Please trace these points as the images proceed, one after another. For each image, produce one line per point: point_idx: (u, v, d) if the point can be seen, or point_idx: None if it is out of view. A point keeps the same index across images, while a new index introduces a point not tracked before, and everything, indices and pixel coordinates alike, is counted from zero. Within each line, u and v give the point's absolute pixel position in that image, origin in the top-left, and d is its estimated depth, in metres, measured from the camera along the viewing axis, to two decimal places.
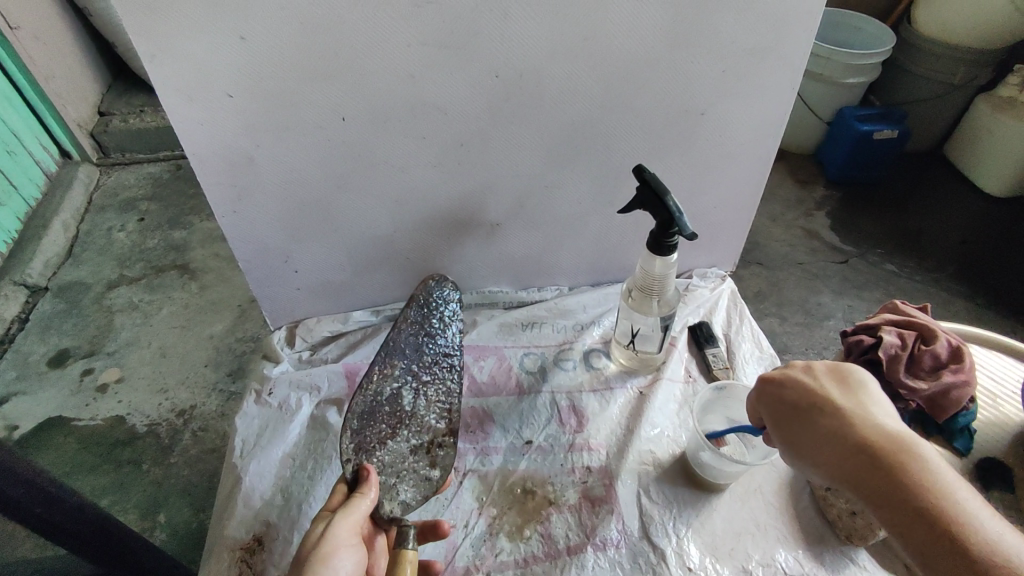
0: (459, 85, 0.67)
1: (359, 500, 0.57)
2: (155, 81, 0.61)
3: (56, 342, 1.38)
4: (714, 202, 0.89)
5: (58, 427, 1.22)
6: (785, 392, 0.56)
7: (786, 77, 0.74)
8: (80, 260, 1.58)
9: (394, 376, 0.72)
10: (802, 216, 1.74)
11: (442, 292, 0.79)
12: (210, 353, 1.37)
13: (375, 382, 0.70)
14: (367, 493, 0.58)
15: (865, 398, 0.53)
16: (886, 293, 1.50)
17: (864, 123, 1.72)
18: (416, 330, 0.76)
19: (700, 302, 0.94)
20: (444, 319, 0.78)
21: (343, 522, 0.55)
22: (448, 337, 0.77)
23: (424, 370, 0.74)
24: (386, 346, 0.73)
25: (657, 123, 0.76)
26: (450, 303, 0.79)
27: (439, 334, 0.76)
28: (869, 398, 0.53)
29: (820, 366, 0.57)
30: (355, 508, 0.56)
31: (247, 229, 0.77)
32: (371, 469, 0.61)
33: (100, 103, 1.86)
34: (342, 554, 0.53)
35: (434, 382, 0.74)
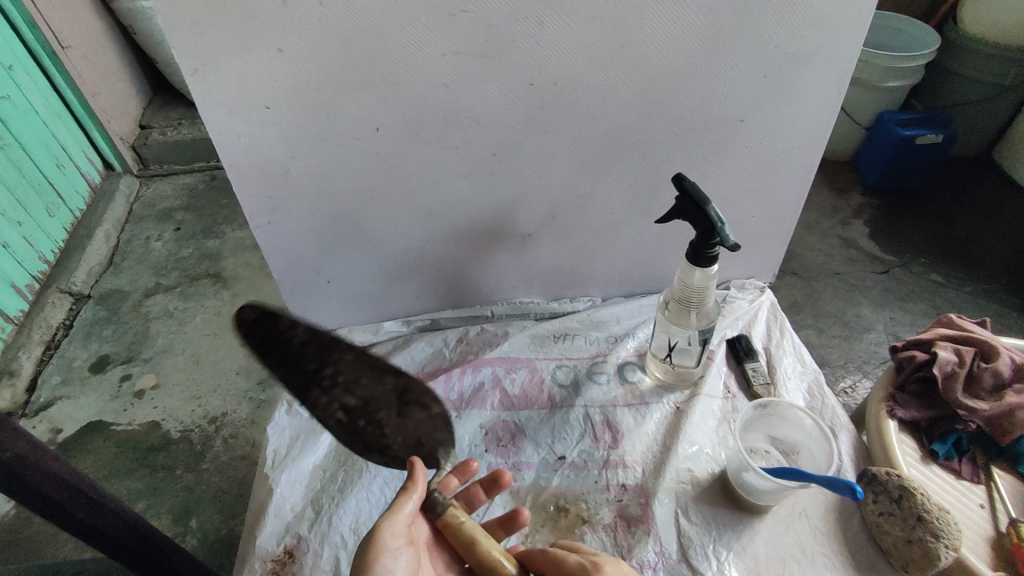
0: (494, 94, 0.66)
1: (404, 498, 0.54)
2: (196, 93, 0.61)
3: (96, 348, 1.41)
4: (752, 212, 0.86)
5: (96, 431, 1.24)
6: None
7: (833, 82, 0.71)
8: (119, 268, 1.62)
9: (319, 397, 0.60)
10: (840, 225, 1.68)
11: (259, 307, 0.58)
12: (242, 361, 1.38)
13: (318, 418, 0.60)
14: (411, 490, 0.54)
15: None
16: (931, 305, 1.44)
17: (907, 128, 1.66)
18: (282, 358, 0.58)
19: (739, 315, 0.91)
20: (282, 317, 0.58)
21: (388, 527, 0.52)
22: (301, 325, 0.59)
23: (327, 366, 0.60)
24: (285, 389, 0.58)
25: (697, 130, 0.74)
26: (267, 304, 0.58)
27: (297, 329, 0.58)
28: None
29: None
30: (400, 508, 0.53)
31: (281, 240, 0.77)
32: (416, 463, 0.56)
33: (141, 117, 1.91)
34: (390, 559, 0.52)
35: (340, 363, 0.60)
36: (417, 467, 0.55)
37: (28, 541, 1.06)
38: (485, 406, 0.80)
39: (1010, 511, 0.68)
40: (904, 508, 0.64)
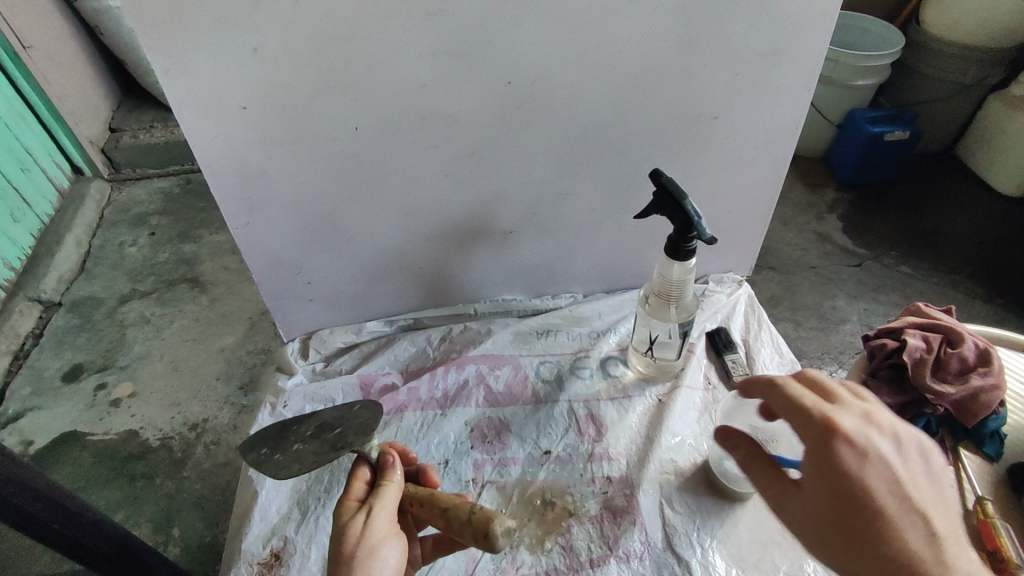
0: (472, 93, 0.67)
1: (389, 485, 0.56)
2: (170, 95, 0.61)
3: (70, 357, 1.38)
4: (728, 206, 0.88)
5: (71, 442, 1.22)
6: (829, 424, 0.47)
7: (802, 79, 0.73)
8: (92, 275, 1.59)
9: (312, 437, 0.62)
10: (813, 220, 1.72)
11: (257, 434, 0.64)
12: (222, 366, 1.36)
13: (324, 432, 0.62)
14: (394, 476, 0.57)
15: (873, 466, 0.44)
16: (902, 296, 1.49)
17: (875, 125, 1.70)
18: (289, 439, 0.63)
19: (717, 308, 0.93)
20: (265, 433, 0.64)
21: (380, 510, 0.54)
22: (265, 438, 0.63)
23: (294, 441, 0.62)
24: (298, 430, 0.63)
25: (673, 127, 0.75)
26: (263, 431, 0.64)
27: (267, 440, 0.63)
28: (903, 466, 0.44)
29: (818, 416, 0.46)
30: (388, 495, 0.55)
31: (260, 242, 0.77)
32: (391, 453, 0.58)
33: (111, 120, 1.88)
34: (385, 543, 0.52)
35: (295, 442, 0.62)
36: (394, 457, 0.58)
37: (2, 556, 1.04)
38: (469, 404, 0.81)
39: (977, 490, 0.70)
40: None
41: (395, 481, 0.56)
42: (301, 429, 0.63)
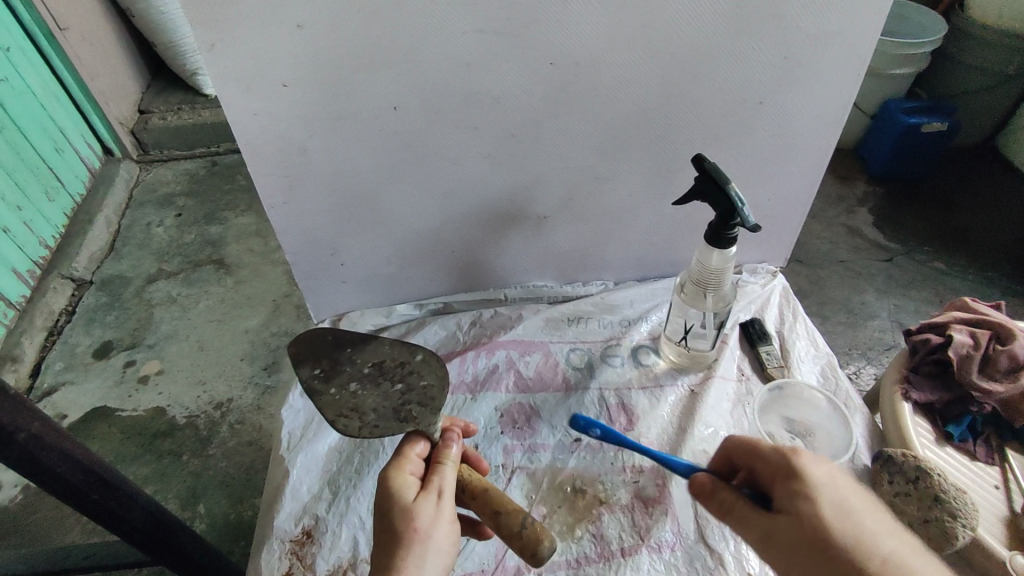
0: (515, 73, 0.65)
1: (452, 464, 0.54)
2: (213, 71, 0.61)
3: (99, 334, 1.41)
4: (768, 195, 0.86)
5: (101, 417, 1.24)
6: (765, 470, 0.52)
7: (853, 64, 0.71)
8: (121, 254, 1.61)
9: (375, 379, 0.60)
10: (844, 213, 1.68)
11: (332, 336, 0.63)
12: (247, 347, 1.38)
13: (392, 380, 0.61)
14: (453, 454, 0.55)
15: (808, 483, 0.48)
16: (935, 293, 1.45)
17: (912, 116, 1.65)
18: (357, 368, 0.61)
19: (752, 298, 0.91)
20: (337, 348, 0.62)
21: (444, 490, 0.52)
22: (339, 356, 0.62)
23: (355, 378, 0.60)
24: (367, 362, 0.62)
25: (716, 111, 0.73)
26: (337, 335, 0.63)
27: (339, 359, 0.62)
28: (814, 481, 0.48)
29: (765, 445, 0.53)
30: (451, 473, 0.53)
31: (296, 222, 0.77)
32: (454, 433, 0.57)
33: (140, 102, 1.89)
34: (448, 524, 0.51)
35: (357, 382, 0.60)
36: (455, 436, 0.56)
37: (35, 525, 1.06)
38: (499, 389, 0.81)
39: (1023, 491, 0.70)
40: (921, 489, 0.65)
41: (455, 460, 0.55)
42: (358, 367, 0.61)
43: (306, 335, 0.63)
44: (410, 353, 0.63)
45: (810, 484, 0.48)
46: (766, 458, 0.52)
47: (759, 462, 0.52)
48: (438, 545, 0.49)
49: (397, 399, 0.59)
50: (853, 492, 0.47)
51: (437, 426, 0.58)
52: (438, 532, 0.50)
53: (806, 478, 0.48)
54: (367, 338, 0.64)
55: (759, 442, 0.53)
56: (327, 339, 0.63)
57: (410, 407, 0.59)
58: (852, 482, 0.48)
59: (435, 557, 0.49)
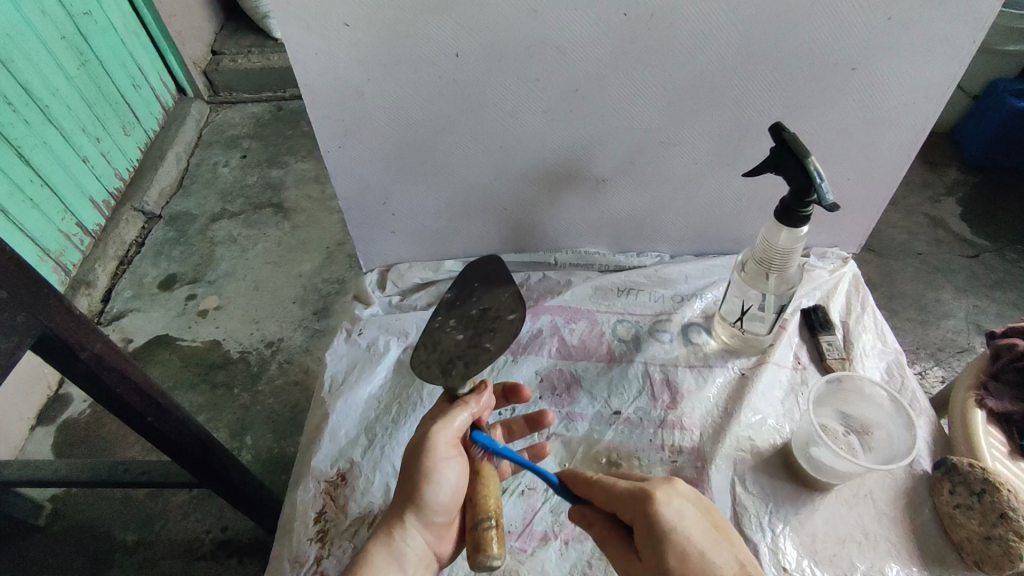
0: (584, 24, 0.61)
1: (458, 414, 0.56)
2: (278, 5, 0.59)
3: (165, 266, 1.47)
4: (848, 172, 0.79)
5: (163, 344, 1.31)
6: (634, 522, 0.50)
7: (967, 28, 0.63)
8: (189, 192, 1.66)
9: (455, 325, 0.62)
10: (927, 202, 1.55)
11: (489, 268, 0.66)
12: (299, 291, 1.41)
13: (467, 334, 0.61)
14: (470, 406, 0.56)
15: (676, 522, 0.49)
16: (1023, 295, 1.33)
17: (1020, 99, 1.48)
18: (467, 320, 0.63)
19: (818, 284, 0.85)
20: (485, 290, 0.65)
21: (440, 440, 0.54)
22: (480, 296, 0.64)
23: (463, 319, 0.63)
24: (475, 320, 0.62)
25: (801, 76, 0.67)
26: (495, 275, 0.66)
27: (471, 299, 0.64)
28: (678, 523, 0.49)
29: (623, 488, 0.51)
30: (453, 422, 0.55)
31: (351, 168, 0.76)
32: (485, 384, 0.59)
33: (214, 43, 1.93)
34: (445, 468, 0.55)
35: (459, 322, 0.63)
36: (484, 389, 0.58)
37: (101, 439, 1.14)
38: (542, 353, 0.79)
39: None
40: (985, 503, 0.60)
41: (468, 408, 0.56)
42: (474, 305, 0.64)
43: (482, 262, 0.67)
44: (512, 310, 0.62)
45: (665, 530, 0.48)
46: (618, 497, 0.51)
47: (616, 503, 0.51)
48: (426, 487, 0.54)
49: (462, 350, 0.60)
50: (706, 538, 0.48)
51: (468, 383, 0.58)
52: (426, 476, 0.54)
53: (665, 528, 0.48)
54: (505, 282, 0.65)
55: (613, 482, 0.52)
56: (478, 275, 0.66)
57: (453, 364, 0.59)
58: (704, 520, 0.50)
59: (428, 495, 0.55)
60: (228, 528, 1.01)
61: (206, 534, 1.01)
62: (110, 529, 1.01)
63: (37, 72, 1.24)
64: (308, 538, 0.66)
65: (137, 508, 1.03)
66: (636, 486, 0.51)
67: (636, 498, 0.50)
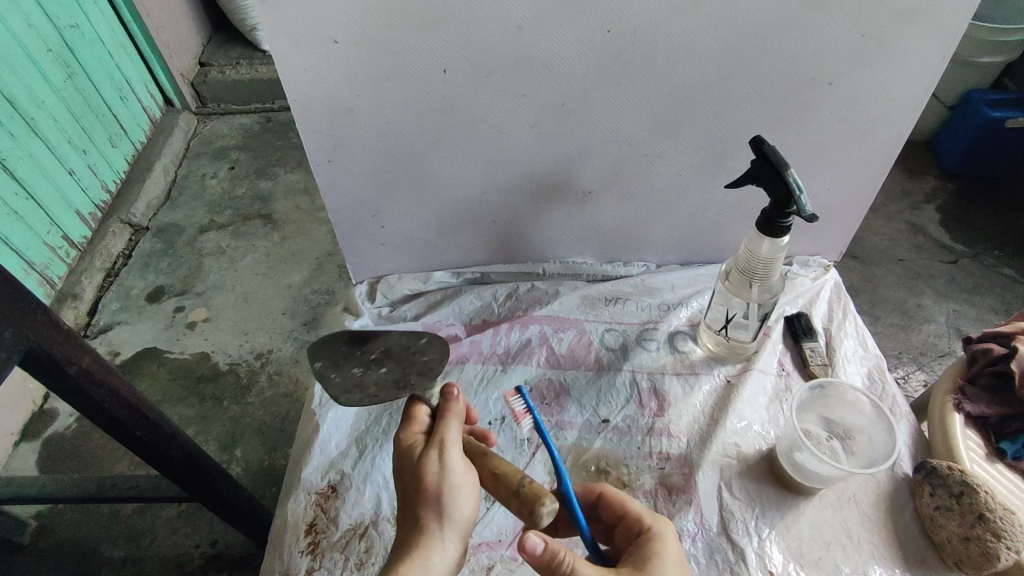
0: (570, 41, 0.63)
1: (452, 426, 0.53)
2: (268, 24, 0.60)
3: (153, 279, 1.46)
4: (828, 183, 0.81)
5: (151, 357, 1.30)
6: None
7: (938, 43, 0.65)
8: (177, 204, 1.66)
9: (362, 369, 0.61)
10: (908, 209, 1.58)
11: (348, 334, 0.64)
12: (289, 302, 1.41)
13: (394, 362, 0.61)
14: (457, 409, 0.55)
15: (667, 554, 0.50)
16: (1001, 300, 1.36)
17: (996, 109, 1.52)
18: (371, 363, 0.61)
19: (801, 292, 0.87)
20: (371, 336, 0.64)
21: (453, 457, 0.51)
22: (372, 343, 0.63)
23: (371, 362, 0.61)
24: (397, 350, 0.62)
25: (779, 91, 0.69)
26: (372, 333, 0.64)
27: (366, 349, 0.63)
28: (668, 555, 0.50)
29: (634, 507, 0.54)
30: (452, 435, 0.52)
31: (340, 181, 0.77)
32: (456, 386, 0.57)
33: (201, 55, 1.93)
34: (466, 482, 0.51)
35: (373, 362, 0.61)
36: (457, 389, 0.56)
37: (89, 454, 1.13)
38: (531, 363, 0.80)
39: None
40: (965, 505, 0.62)
41: (456, 417, 0.54)
42: (369, 353, 0.62)
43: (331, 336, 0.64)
44: (418, 336, 0.65)
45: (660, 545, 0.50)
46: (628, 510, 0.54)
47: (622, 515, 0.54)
48: (455, 506, 0.50)
49: (404, 370, 0.60)
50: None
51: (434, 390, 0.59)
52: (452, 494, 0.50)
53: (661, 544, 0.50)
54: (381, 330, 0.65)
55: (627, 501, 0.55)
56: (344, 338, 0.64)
57: (407, 378, 0.60)
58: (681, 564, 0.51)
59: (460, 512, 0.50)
60: (218, 542, 1.01)
61: (195, 548, 1.00)
62: (97, 545, 1.00)
63: (23, 86, 1.24)
64: (299, 550, 0.66)
65: (125, 523, 1.02)
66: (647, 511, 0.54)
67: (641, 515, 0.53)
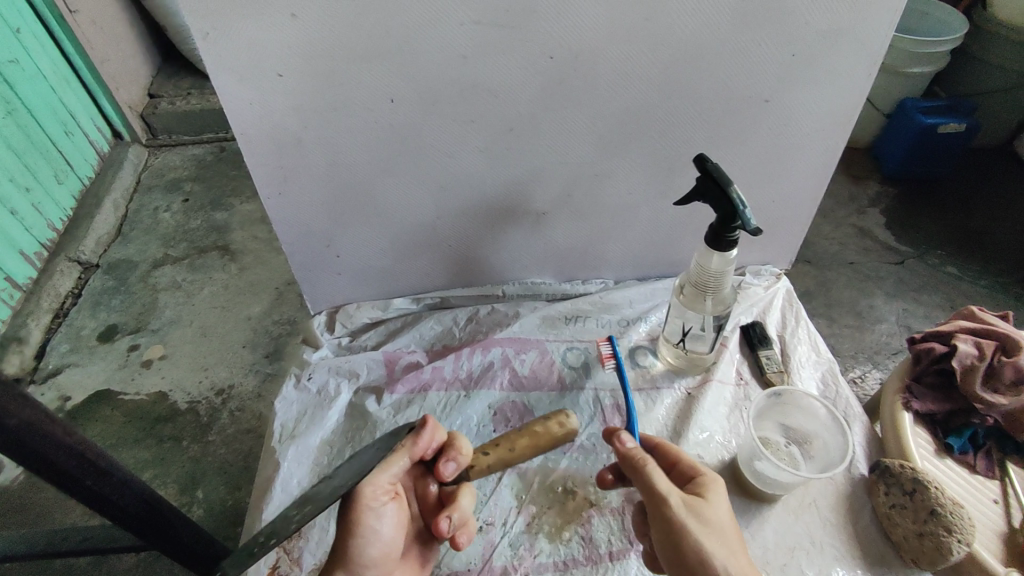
0: (514, 67, 0.64)
1: (393, 459, 0.55)
2: (209, 60, 0.60)
3: (105, 317, 1.41)
4: (773, 195, 0.84)
5: (105, 399, 1.25)
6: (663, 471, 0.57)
7: (862, 61, 0.69)
8: (129, 238, 1.61)
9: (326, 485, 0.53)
10: (855, 214, 1.65)
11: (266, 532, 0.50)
12: (249, 334, 1.38)
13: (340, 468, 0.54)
14: (417, 446, 0.56)
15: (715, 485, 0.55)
16: (946, 297, 1.42)
17: (929, 116, 1.60)
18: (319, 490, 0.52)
19: (754, 301, 0.90)
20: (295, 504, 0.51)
21: (373, 486, 0.54)
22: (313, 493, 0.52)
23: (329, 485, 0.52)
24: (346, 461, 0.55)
25: (719, 109, 0.71)
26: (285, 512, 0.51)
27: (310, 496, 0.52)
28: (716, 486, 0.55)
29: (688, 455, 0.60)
30: (386, 465, 0.55)
31: (292, 213, 0.76)
32: (427, 421, 0.57)
33: (151, 86, 1.89)
34: (376, 519, 0.55)
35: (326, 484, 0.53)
36: (426, 427, 0.57)
37: (39, 506, 1.07)
38: (494, 386, 0.80)
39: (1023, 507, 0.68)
40: (918, 501, 0.64)
41: (402, 451, 0.56)
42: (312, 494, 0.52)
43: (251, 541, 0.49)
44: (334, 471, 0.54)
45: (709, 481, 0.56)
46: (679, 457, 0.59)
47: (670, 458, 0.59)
48: (357, 537, 0.54)
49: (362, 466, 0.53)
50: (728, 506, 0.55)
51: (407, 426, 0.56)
52: (356, 528, 0.54)
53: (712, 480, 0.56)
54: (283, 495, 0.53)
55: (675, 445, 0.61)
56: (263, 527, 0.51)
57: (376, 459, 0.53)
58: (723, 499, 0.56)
59: (358, 550, 0.54)
60: None
61: None
62: None
63: None
64: None
65: None
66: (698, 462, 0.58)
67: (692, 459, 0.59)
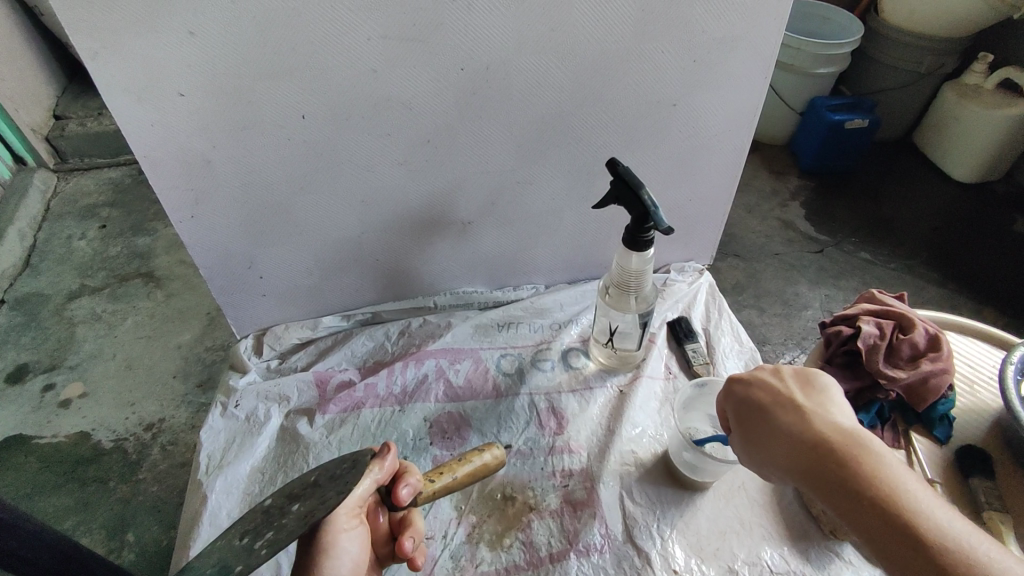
0: (426, 79, 0.64)
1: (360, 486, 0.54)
2: (100, 81, 0.57)
3: (15, 357, 1.32)
4: (690, 194, 0.88)
5: (18, 445, 1.16)
6: (750, 391, 0.55)
7: (757, 66, 0.73)
8: (39, 270, 1.51)
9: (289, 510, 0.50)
10: (776, 207, 1.73)
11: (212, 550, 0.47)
12: (178, 363, 1.31)
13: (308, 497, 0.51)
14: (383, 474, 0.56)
15: (827, 402, 0.51)
16: (862, 281, 1.51)
17: (834, 113, 1.71)
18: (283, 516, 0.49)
19: (679, 297, 0.93)
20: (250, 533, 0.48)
21: (343, 510, 0.54)
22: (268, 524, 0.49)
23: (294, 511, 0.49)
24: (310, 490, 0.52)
25: (629, 115, 0.74)
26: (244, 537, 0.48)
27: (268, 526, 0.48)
28: (829, 402, 0.51)
29: (786, 369, 0.56)
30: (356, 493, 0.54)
31: (207, 236, 0.74)
32: (389, 448, 0.57)
33: (56, 107, 1.78)
34: (347, 540, 0.54)
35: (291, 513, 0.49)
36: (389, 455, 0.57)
37: None
38: (429, 399, 0.79)
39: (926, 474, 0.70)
40: None
41: (371, 476, 0.55)
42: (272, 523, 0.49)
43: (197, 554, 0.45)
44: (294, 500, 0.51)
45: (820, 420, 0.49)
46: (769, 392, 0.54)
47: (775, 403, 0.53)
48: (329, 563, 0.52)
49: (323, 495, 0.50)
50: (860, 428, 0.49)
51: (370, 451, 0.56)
52: (328, 550, 0.52)
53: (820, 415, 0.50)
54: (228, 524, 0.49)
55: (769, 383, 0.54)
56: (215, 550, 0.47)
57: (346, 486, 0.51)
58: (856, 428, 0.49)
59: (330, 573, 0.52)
60: None
61: None
62: None
63: None
64: None
65: None
66: (799, 368, 0.56)
67: (789, 381, 0.54)
